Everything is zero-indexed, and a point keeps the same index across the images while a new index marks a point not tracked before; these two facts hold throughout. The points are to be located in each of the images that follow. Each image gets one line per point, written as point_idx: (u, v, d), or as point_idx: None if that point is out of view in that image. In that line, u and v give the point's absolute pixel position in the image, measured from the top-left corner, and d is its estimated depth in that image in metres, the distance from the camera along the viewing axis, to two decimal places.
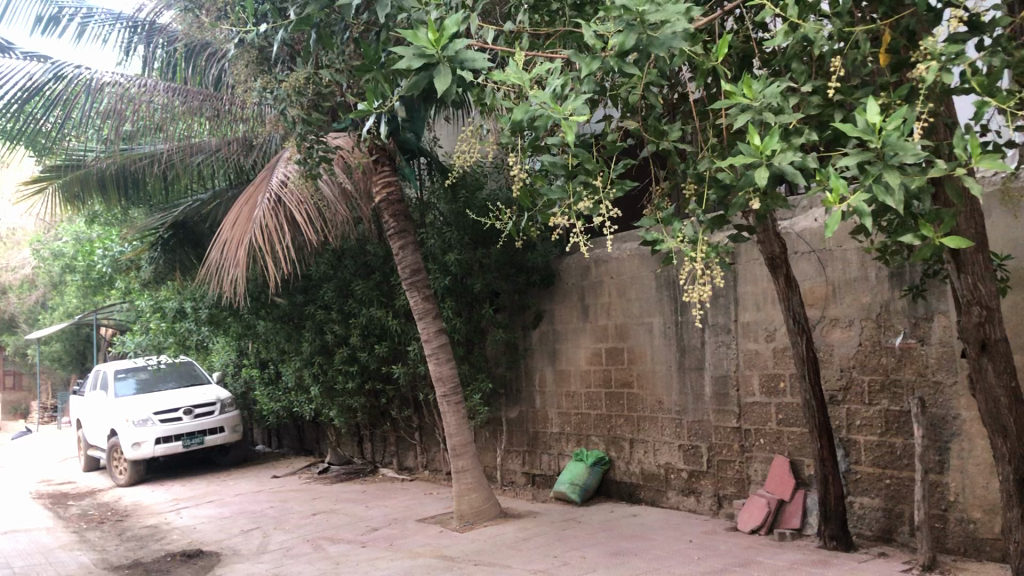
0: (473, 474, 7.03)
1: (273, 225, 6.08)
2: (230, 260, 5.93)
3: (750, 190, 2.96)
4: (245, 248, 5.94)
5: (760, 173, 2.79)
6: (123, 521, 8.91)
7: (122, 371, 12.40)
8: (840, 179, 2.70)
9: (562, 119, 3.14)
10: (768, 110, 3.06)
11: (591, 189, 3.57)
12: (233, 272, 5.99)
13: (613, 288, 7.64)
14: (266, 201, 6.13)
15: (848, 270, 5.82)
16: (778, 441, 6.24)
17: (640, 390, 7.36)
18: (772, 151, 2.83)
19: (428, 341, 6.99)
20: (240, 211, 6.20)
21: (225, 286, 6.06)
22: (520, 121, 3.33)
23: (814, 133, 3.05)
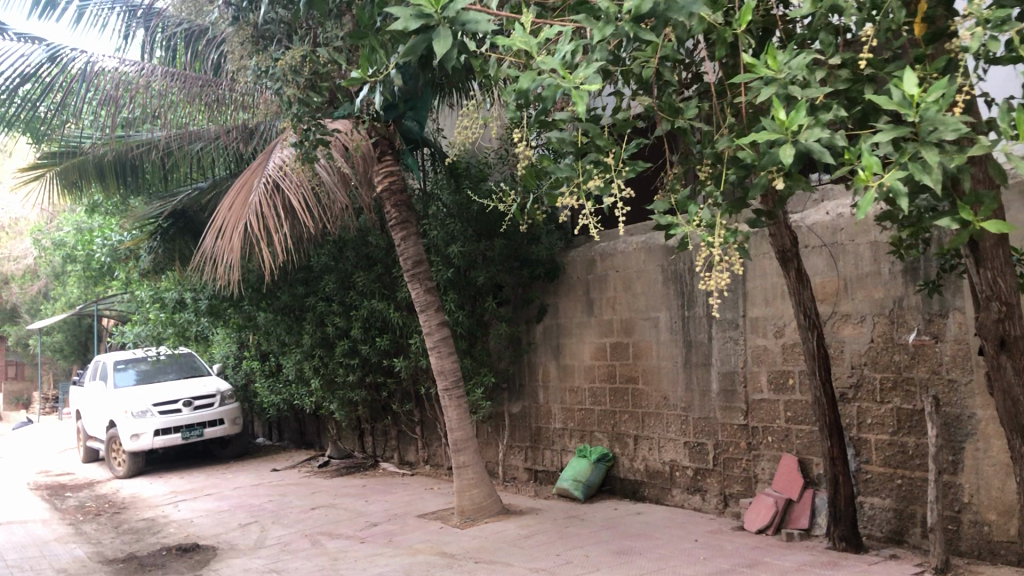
0: (475, 469, 6.91)
1: (269, 211, 5.96)
2: (225, 248, 5.81)
3: (775, 169, 2.85)
4: (240, 235, 5.81)
5: (787, 150, 2.67)
6: (120, 513, 8.80)
7: (121, 362, 12.29)
8: (872, 156, 2.58)
9: (573, 89, 2.99)
10: (794, 84, 2.96)
11: (602, 168, 3.44)
12: (229, 259, 5.85)
13: (619, 282, 7.50)
14: (262, 186, 6.01)
15: (861, 265, 5.68)
16: (786, 440, 6.11)
17: (646, 386, 7.22)
18: (798, 127, 2.72)
19: (430, 334, 6.85)
20: (236, 196, 6.06)
21: (220, 273, 5.92)
22: (527, 90, 3.20)
23: (843, 109, 2.94)
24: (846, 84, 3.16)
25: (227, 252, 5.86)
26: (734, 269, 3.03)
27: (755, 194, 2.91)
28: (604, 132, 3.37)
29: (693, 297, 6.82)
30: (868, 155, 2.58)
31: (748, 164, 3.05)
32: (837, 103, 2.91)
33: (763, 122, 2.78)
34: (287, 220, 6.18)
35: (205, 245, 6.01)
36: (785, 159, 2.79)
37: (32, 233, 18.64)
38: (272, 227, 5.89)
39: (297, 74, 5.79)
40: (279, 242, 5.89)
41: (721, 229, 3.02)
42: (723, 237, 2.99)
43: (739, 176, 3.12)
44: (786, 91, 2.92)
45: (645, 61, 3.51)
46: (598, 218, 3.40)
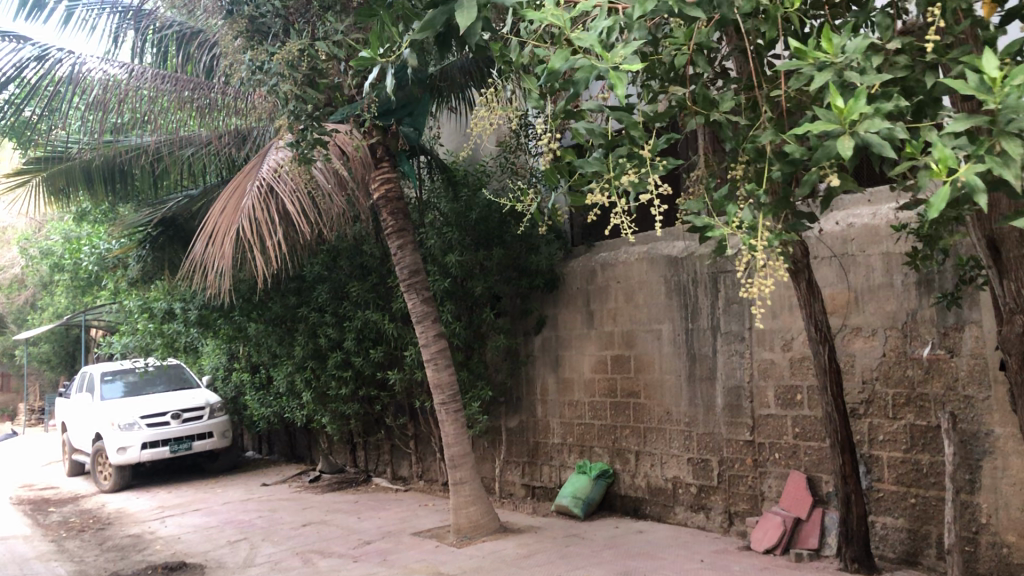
0: (472, 487, 6.69)
1: (263, 215, 5.75)
2: (215, 253, 5.58)
3: (828, 165, 2.62)
4: (233, 240, 5.58)
5: (845, 142, 2.45)
6: (105, 530, 8.55)
7: (109, 373, 12.04)
8: (947, 148, 2.32)
9: (611, 70, 2.83)
10: (850, 70, 2.74)
11: (636, 163, 3.25)
12: (220, 265, 5.64)
13: (620, 293, 7.32)
14: (256, 189, 5.81)
15: (872, 277, 5.52)
16: (794, 456, 5.93)
17: (648, 400, 7.03)
18: (856, 118, 2.50)
19: (427, 346, 6.65)
20: (227, 200, 5.86)
21: (211, 280, 5.71)
22: (558, 71, 3.01)
23: (906, 97, 2.72)
24: (905, 72, 2.98)
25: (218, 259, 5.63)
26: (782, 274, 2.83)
27: (804, 192, 2.71)
28: (640, 122, 3.19)
29: (698, 309, 6.65)
30: (942, 148, 2.34)
31: (794, 160, 2.86)
32: (894, 91, 2.73)
33: (818, 113, 2.57)
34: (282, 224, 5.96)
35: (195, 252, 5.78)
36: (839, 152, 2.57)
37: (18, 241, 18.37)
38: (266, 231, 5.66)
39: (295, 69, 5.62)
40: (275, 248, 5.66)
41: (761, 230, 2.83)
42: (764, 240, 2.80)
43: (785, 171, 2.94)
44: (839, 81, 2.73)
45: (677, 49, 3.39)
46: (632, 217, 3.18)
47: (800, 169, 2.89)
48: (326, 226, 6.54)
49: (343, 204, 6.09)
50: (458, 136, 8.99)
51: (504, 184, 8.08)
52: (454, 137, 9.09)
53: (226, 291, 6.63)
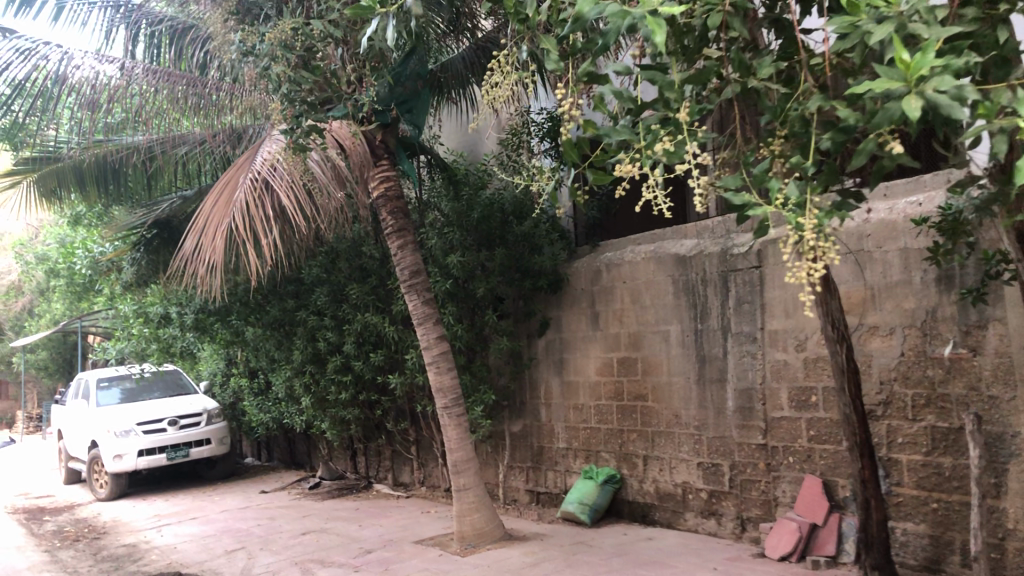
0: (475, 493, 6.49)
1: (256, 207, 5.56)
2: (207, 249, 5.37)
3: (889, 129, 2.44)
4: (224, 236, 5.37)
5: (912, 102, 2.27)
6: (99, 539, 8.35)
7: (105, 380, 11.86)
8: None
9: (649, 16, 2.66)
10: (912, 26, 2.56)
11: (671, 127, 3.09)
12: (212, 261, 5.44)
13: (626, 294, 7.13)
14: (249, 182, 5.62)
15: (889, 274, 5.33)
16: (809, 460, 5.73)
17: (656, 403, 6.84)
18: (923, 76, 2.31)
19: (428, 348, 6.45)
20: (219, 194, 5.67)
21: (202, 278, 5.50)
22: (586, 18, 2.85)
23: (977, 52, 2.51)
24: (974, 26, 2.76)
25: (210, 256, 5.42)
26: (831, 255, 2.62)
27: (859, 161, 2.54)
28: (674, 83, 3.05)
29: (707, 309, 6.46)
30: None
31: (848, 127, 2.66)
32: (962, 46, 2.53)
33: (880, 70, 2.39)
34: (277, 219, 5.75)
35: (186, 250, 5.58)
36: (902, 114, 2.39)
37: (14, 247, 18.18)
38: (260, 226, 5.45)
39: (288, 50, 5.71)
40: (270, 244, 5.45)
41: (808, 209, 2.62)
42: (812, 219, 2.60)
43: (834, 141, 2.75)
44: (906, 30, 2.56)
45: (708, 10, 3.15)
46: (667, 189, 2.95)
47: (854, 136, 2.70)
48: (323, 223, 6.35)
49: (341, 195, 5.84)
50: (460, 136, 8.82)
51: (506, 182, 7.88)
52: (455, 135, 8.93)
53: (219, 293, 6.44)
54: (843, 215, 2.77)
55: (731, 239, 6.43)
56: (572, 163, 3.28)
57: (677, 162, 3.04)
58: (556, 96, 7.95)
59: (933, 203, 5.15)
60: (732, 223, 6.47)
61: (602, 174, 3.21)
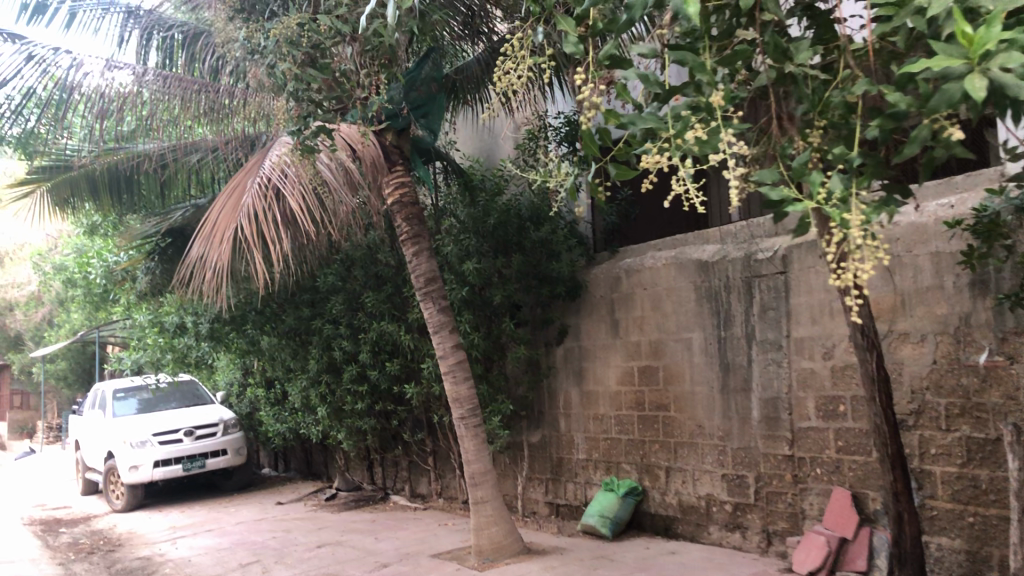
0: (493, 506, 6.34)
1: (264, 213, 5.44)
2: (212, 256, 5.20)
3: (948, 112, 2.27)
4: (231, 242, 5.20)
5: (975, 81, 2.09)
6: (114, 552, 8.25)
7: (121, 391, 11.79)
8: None
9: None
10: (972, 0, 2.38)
11: (702, 114, 2.89)
12: (218, 267, 5.31)
13: (647, 301, 6.97)
14: (257, 187, 5.50)
15: (920, 278, 5.14)
16: (837, 471, 5.55)
17: (678, 413, 6.66)
18: (987, 53, 2.14)
19: (444, 357, 6.31)
20: (227, 199, 5.54)
21: (210, 285, 5.36)
22: None
23: None
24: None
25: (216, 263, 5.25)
26: (879, 255, 2.44)
27: (913, 149, 2.38)
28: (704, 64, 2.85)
29: (730, 317, 6.29)
30: None
31: (898, 113, 2.49)
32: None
33: (938, 49, 2.21)
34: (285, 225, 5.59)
35: (190, 257, 5.41)
36: (962, 96, 2.22)
37: (32, 257, 18.22)
38: (268, 232, 5.28)
39: (294, 45, 5.65)
40: (278, 252, 5.28)
41: (853, 205, 2.45)
42: (859, 215, 2.42)
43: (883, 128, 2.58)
44: (964, 4, 2.39)
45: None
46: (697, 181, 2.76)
47: (903, 123, 2.53)
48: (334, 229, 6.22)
49: (352, 200, 5.67)
50: (477, 141, 8.69)
51: (523, 189, 7.73)
52: (471, 140, 8.80)
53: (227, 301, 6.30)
54: (890, 210, 2.60)
55: (755, 244, 6.26)
56: (594, 157, 3.10)
57: (711, 153, 2.83)
58: (574, 100, 7.82)
59: (966, 205, 4.97)
60: (756, 229, 6.31)
61: (626, 170, 3.04)
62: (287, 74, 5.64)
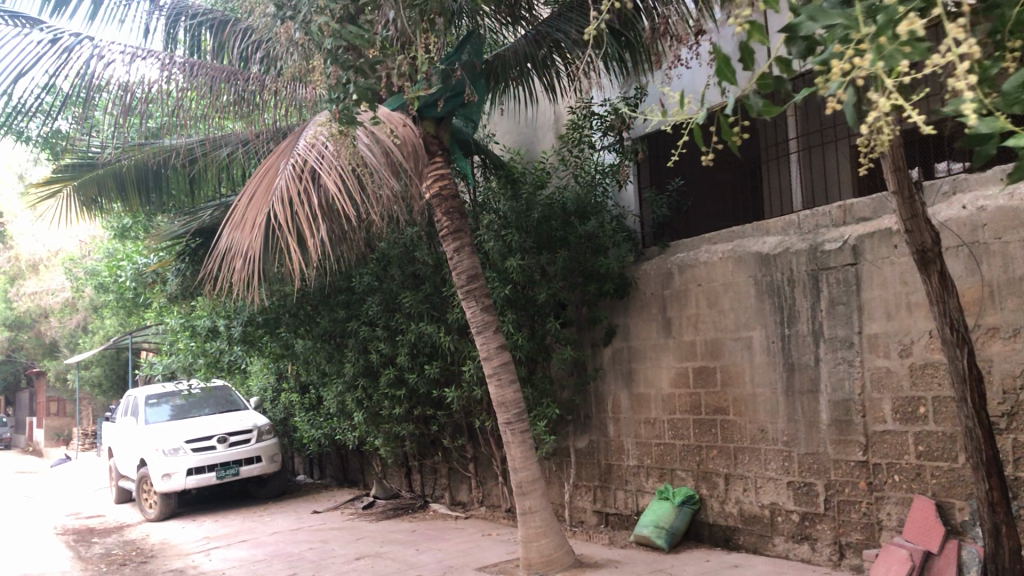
0: (543, 517, 5.96)
1: (298, 196, 5.03)
2: (241, 245, 4.90)
3: None
4: (261, 229, 4.89)
5: None
6: (147, 563, 7.99)
7: (154, 397, 11.57)
8: None
9: None
10: None
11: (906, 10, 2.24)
12: (244, 256, 4.91)
13: (702, 298, 6.55)
14: (290, 168, 5.10)
15: (1011, 268, 4.70)
16: (919, 478, 5.11)
17: (737, 417, 6.25)
18: None
19: (489, 359, 5.95)
20: (257, 182, 5.15)
21: (236, 275, 4.96)
22: None
23: None
24: None
25: (245, 252, 4.95)
26: None
27: None
28: None
29: (794, 313, 5.87)
30: None
31: None
32: None
33: None
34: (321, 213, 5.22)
35: (219, 246, 5.12)
36: None
37: (66, 263, 18.17)
38: (301, 217, 4.91)
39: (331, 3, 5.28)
40: (312, 240, 4.92)
41: None
42: None
43: None
44: None
45: None
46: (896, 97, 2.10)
47: None
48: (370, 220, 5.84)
49: (395, 183, 5.22)
50: (516, 134, 8.33)
51: (566, 181, 7.37)
52: (509, 134, 8.44)
53: (249, 299, 5.85)
54: None
55: (822, 233, 5.84)
56: (733, 88, 2.48)
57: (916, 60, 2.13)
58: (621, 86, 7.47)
59: None
60: (820, 219, 5.93)
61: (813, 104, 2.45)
62: (325, 30, 5.19)
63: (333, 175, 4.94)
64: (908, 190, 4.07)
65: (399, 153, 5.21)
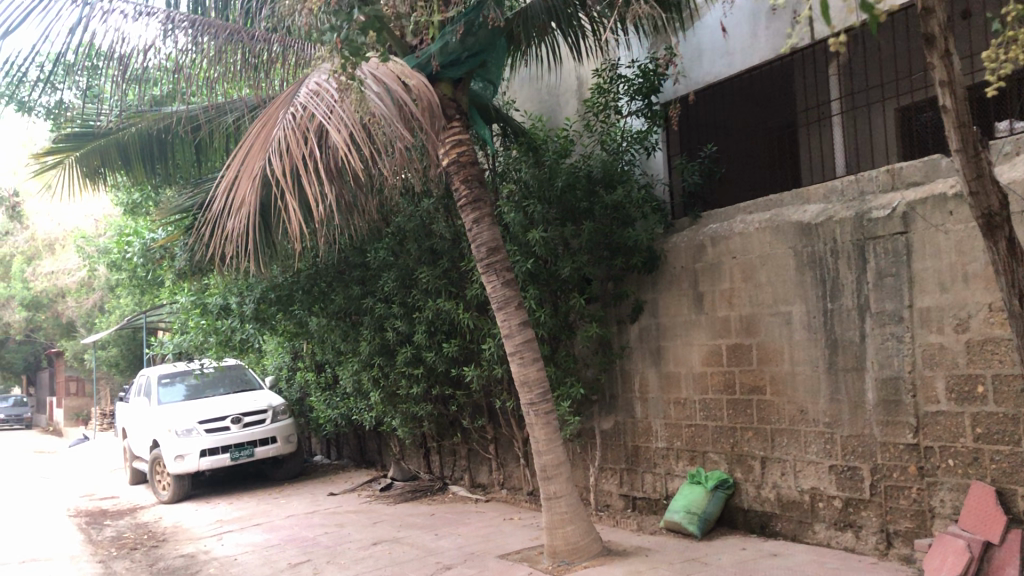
0: (568, 502, 5.62)
1: (299, 147, 4.71)
2: (236, 197, 4.67)
3: None
4: (257, 181, 4.64)
5: None
6: (158, 548, 7.73)
7: (166, 376, 11.32)
8: None
9: None
10: None
11: None
12: (238, 210, 4.66)
13: (737, 270, 6.16)
14: (291, 116, 4.78)
15: None
16: (976, 463, 4.74)
17: (775, 397, 5.88)
18: None
19: (511, 336, 5.60)
20: (258, 131, 4.86)
21: (230, 231, 4.73)
22: None
23: None
24: None
25: (241, 205, 4.71)
26: None
27: None
28: None
29: (838, 287, 5.49)
30: None
31: None
32: None
33: None
34: (327, 171, 4.94)
35: (216, 200, 4.89)
36: None
37: (77, 240, 17.96)
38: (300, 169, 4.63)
39: None
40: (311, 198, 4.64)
41: None
42: None
43: None
44: None
45: None
46: None
47: None
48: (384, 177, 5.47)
49: (407, 140, 4.87)
50: (537, 102, 7.95)
51: (591, 149, 6.98)
52: (531, 101, 8.06)
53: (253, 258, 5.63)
54: None
55: (868, 200, 5.45)
56: None
57: None
58: (648, 46, 7.08)
59: None
60: (865, 183, 5.55)
61: None
62: None
63: (339, 129, 4.64)
64: (974, 147, 3.40)
65: (412, 107, 4.85)
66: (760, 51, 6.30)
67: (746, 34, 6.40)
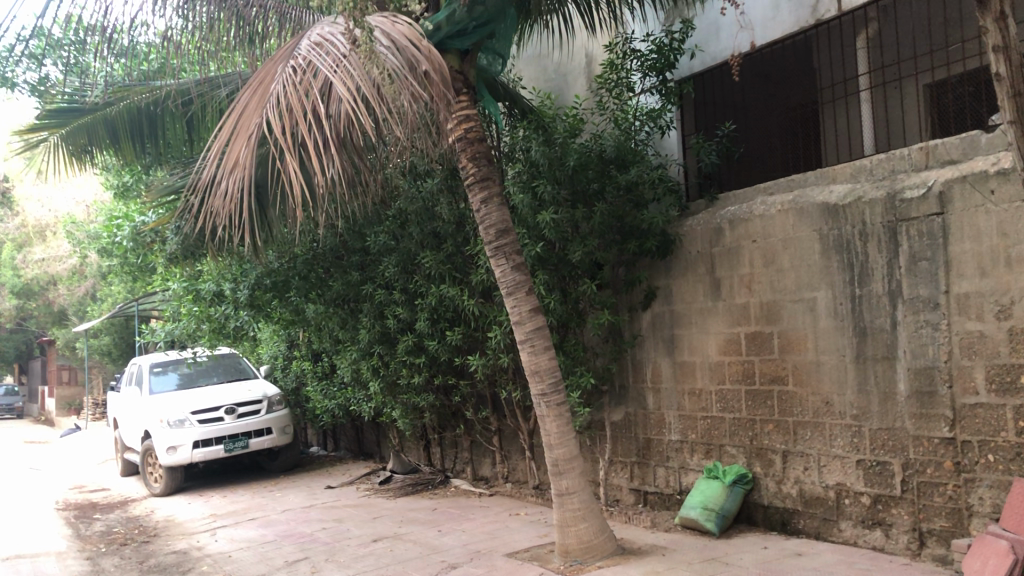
0: (581, 499, 5.33)
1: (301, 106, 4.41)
2: (230, 157, 4.37)
3: None
4: (253, 141, 4.34)
5: None
6: (149, 544, 7.42)
7: (158, 365, 10.99)
8: None
9: None
10: None
11: None
12: (228, 174, 4.35)
13: (757, 255, 5.86)
14: (291, 71, 4.48)
15: None
16: (1019, 459, 4.44)
17: (798, 388, 5.59)
18: None
19: (520, 323, 5.29)
20: (254, 89, 4.55)
21: (219, 196, 4.42)
22: None
23: None
24: None
25: (235, 167, 4.41)
26: None
27: None
28: None
29: (867, 272, 5.19)
30: None
31: None
32: None
33: None
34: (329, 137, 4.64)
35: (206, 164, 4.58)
36: None
37: (66, 225, 17.55)
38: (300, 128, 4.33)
39: None
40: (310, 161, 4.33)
41: None
42: None
43: None
44: None
45: None
46: None
47: None
48: (389, 151, 5.16)
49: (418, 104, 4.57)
50: (545, 79, 7.64)
51: (603, 128, 6.67)
52: (538, 78, 7.75)
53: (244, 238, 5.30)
54: None
55: (900, 179, 5.15)
56: None
57: None
58: (663, 18, 6.78)
59: None
60: (897, 162, 5.25)
61: None
62: None
63: (346, 86, 4.33)
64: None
65: (425, 70, 4.52)
66: (783, 25, 5.99)
67: (768, 6, 6.11)
